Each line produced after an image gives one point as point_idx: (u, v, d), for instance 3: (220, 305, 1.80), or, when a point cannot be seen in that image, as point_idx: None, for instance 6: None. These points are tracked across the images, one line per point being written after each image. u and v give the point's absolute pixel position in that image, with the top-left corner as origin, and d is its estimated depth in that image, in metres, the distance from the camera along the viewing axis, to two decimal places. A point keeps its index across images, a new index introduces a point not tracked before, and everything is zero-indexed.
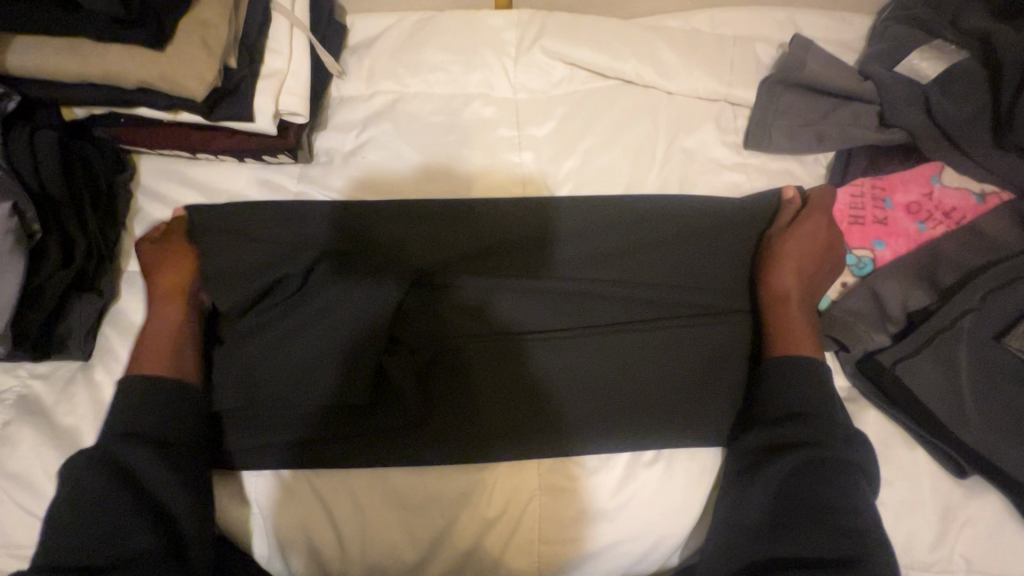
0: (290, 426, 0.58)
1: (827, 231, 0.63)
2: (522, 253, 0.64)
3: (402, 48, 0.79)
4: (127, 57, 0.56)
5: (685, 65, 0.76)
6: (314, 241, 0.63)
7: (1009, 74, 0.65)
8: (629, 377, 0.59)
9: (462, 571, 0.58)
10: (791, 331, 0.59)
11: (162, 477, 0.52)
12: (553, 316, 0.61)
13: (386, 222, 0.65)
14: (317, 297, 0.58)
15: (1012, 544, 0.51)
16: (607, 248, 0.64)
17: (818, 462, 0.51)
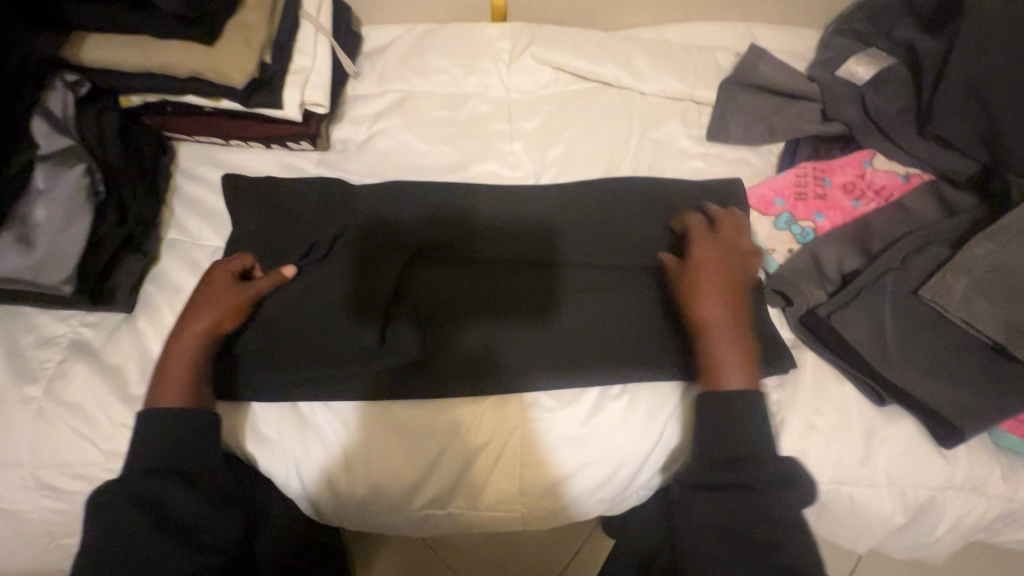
0: (302, 365, 0.65)
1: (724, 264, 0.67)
2: (511, 227, 0.74)
3: (410, 53, 0.91)
4: (184, 51, 0.68)
5: (655, 70, 0.88)
6: (334, 224, 0.72)
7: (928, 74, 0.76)
8: (603, 338, 0.68)
9: (456, 491, 0.67)
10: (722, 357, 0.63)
11: (184, 509, 0.56)
12: (540, 279, 0.71)
13: (393, 200, 0.75)
14: (331, 262, 0.69)
15: (922, 458, 0.62)
16: (586, 223, 0.74)
17: (746, 473, 0.58)
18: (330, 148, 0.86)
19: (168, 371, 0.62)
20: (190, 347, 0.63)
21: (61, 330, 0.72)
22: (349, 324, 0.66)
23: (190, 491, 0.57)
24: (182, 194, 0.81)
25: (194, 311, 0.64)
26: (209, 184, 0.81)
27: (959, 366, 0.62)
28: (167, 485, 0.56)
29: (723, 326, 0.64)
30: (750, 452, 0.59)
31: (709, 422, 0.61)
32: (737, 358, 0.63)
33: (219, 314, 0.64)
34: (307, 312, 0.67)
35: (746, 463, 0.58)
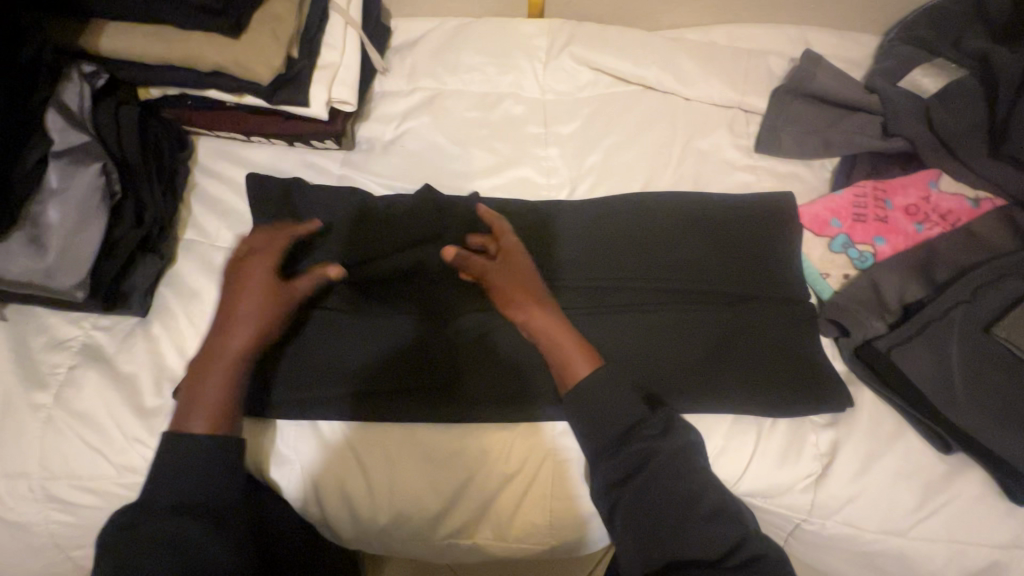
0: (334, 382, 0.63)
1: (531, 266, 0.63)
2: (535, 240, 0.70)
3: (442, 49, 0.87)
4: (207, 43, 0.64)
5: (702, 74, 0.82)
6: (335, 236, 0.68)
7: (1004, 90, 0.71)
8: (635, 359, 0.63)
9: (482, 520, 0.63)
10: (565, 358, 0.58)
11: (209, 549, 0.50)
12: (571, 300, 0.66)
13: (414, 205, 0.70)
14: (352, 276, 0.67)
15: (986, 513, 0.57)
16: (619, 238, 0.69)
17: (661, 461, 0.53)
18: (354, 147, 0.81)
19: (205, 383, 0.57)
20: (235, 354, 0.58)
21: (72, 333, 0.68)
22: (359, 339, 0.65)
23: (208, 523, 0.51)
24: (201, 192, 0.77)
25: (234, 310, 0.59)
26: (229, 182, 0.77)
27: None
28: (193, 519, 0.51)
29: (553, 320, 0.59)
30: (661, 442, 0.54)
31: (595, 428, 0.55)
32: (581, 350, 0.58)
33: (257, 309, 0.60)
34: (320, 321, 0.65)
35: (669, 451, 0.53)
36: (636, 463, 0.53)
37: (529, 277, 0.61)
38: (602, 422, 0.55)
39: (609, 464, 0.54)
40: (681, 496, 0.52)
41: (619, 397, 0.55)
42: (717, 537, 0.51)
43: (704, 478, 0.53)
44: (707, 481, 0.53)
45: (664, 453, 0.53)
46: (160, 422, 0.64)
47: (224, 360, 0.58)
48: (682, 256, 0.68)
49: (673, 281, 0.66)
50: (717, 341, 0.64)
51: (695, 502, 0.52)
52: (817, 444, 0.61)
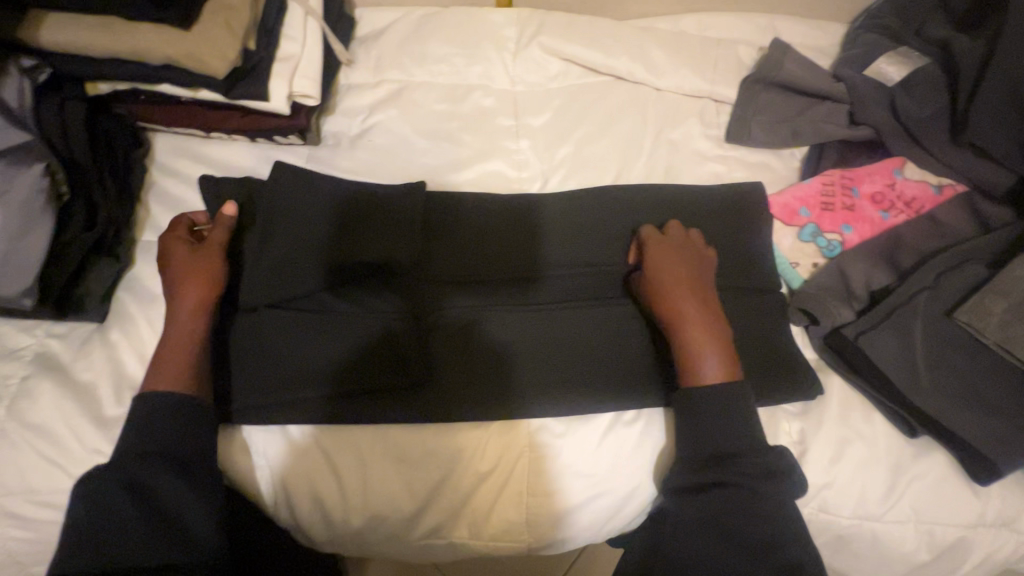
0: (298, 387, 0.60)
1: (684, 268, 0.62)
2: (505, 236, 0.69)
3: (409, 39, 0.84)
4: (157, 35, 0.61)
5: (672, 64, 0.82)
6: (309, 235, 0.64)
7: (964, 79, 0.71)
8: (610, 356, 0.63)
9: (458, 521, 0.62)
10: (695, 353, 0.59)
11: (179, 504, 0.53)
12: (541, 296, 0.66)
13: (381, 199, 0.67)
14: (310, 277, 0.62)
15: (953, 493, 0.58)
16: (590, 233, 0.69)
17: (737, 491, 0.53)
18: (320, 142, 0.79)
19: (162, 357, 0.59)
20: (187, 324, 0.60)
21: (26, 342, 0.65)
22: (323, 339, 0.61)
23: (184, 480, 0.54)
24: (159, 191, 0.74)
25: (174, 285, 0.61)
26: (189, 181, 0.74)
27: (994, 394, 0.58)
28: (168, 474, 0.53)
29: (695, 318, 0.60)
30: (741, 467, 0.54)
31: (693, 440, 0.57)
32: (717, 345, 0.59)
33: (192, 278, 0.61)
34: (278, 322, 0.62)
35: (748, 483, 0.54)
36: (710, 493, 0.54)
37: (673, 278, 0.61)
38: (709, 435, 0.56)
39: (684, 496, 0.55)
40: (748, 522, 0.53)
41: (720, 420, 0.56)
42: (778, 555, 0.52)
43: (780, 511, 0.53)
44: (780, 515, 0.53)
45: (747, 488, 0.54)
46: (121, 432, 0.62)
47: (175, 332, 0.60)
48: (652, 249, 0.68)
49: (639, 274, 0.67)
50: None
51: (759, 534, 0.52)
52: (790, 432, 0.61)
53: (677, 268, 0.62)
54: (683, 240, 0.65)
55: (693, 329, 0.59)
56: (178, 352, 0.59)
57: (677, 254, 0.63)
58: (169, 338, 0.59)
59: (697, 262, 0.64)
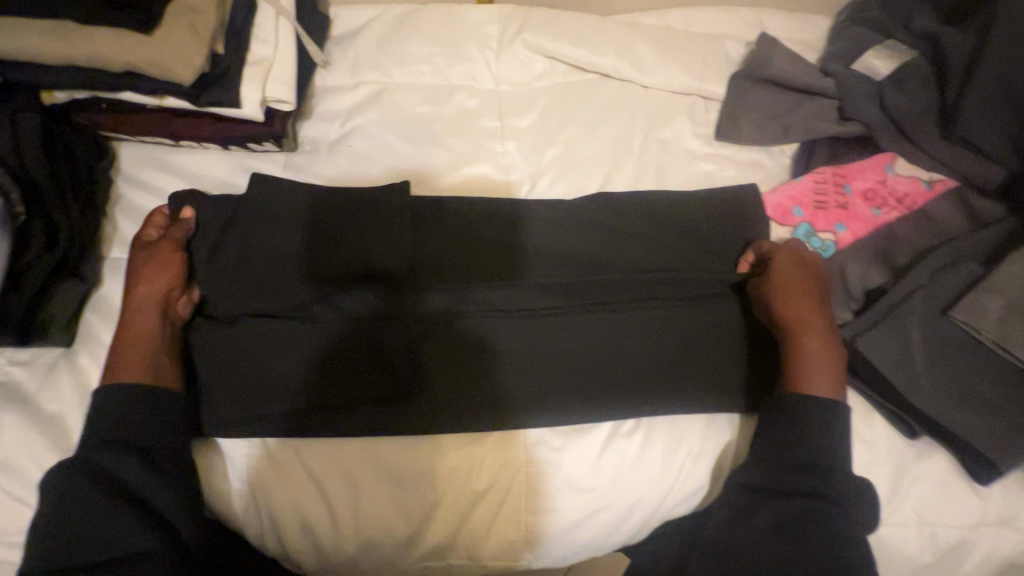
0: (281, 398, 0.59)
1: (807, 286, 0.62)
2: (497, 239, 0.67)
3: (387, 38, 0.81)
4: (114, 41, 0.57)
5: (660, 61, 0.80)
6: (288, 249, 0.61)
7: (954, 72, 0.70)
8: (606, 362, 0.62)
9: (453, 545, 0.59)
10: (811, 369, 0.59)
11: (173, 509, 0.53)
12: (534, 300, 0.64)
13: (365, 200, 0.63)
14: (288, 288, 0.60)
15: (956, 495, 0.57)
16: (584, 235, 0.67)
17: (822, 507, 0.54)
18: (298, 148, 0.75)
19: (125, 351, 0.58)
20: (144, 323, 0.59)
21: None
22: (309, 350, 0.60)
23: (146, 467, 0.53)
24: (127, 205, 0.70)
25: (135, 281, 0.61)
26: (159, 193, 0.71)
27: (995, 393, 0.58)
28: (165, 480, 0.54)
29: (817, 336, 0.60)
30: (824, 480, 0.55)
31: (779, 451, 0.57)
32: (829, 366, 0.59)
33: (153, 275, 0.61)
34: (261, 333, 0.60)
35: (837, 501, 0.54)
36: (791, 504, 0.54)
37: (798, 295, 0.61)
38: (790, 442, 0.57)
39: (763, 508, 0.55)
40: (824, 542, 0.52)
41: (814, 431, 0.56)
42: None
43: (847, 526, 0.53)
44: (859, 538, 0.53)
45: (835, 504, 0.54)
46: None
47: (131, 325, 0.60)
48: (641, 250, 0.67)
49: (632, 279, 0.65)
50: (685, 345, 0.63)
51: (839, 557, 0.51)
52: None
53: (801, 287, 0.62)
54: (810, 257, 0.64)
55: (810, 346, 0.60)
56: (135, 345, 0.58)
57: (801, 271, 0.63)
58: (134, 330, 0.59)
59: (815, 282, 0.63)
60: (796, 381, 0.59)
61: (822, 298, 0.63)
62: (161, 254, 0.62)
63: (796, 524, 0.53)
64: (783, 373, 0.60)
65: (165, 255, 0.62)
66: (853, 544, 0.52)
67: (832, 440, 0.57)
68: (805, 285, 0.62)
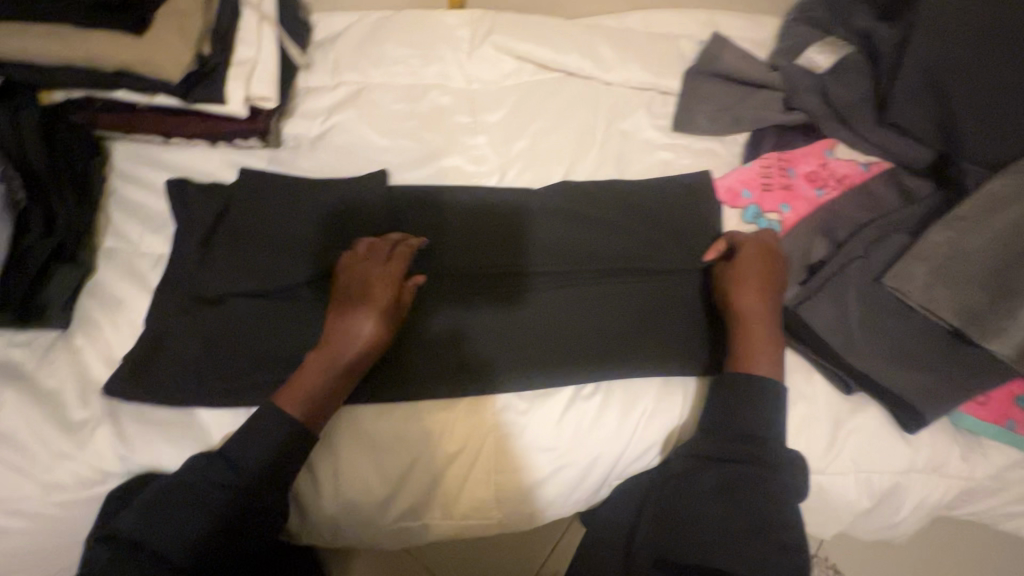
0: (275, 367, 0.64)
1: (763, 274, 0.65)
2: (489, 223, 0.72)
3: (365, 42, 0.87)
4: (109, 42, 0.62)
5: (620, 59, 0.86)
6: (296, 237, 0.69)
7: (885, 64, 0.77)
8: (578, 334, 0.67)
9: (428, 504, 0.64)
10: (754, 350, 0.63)
11: (222, 502, 0.55)
12: (517, 277, 0.69)
13: (368, 191, 0.71)
14: (294, 269, 0.67)
15: (886, 444, 0.63)
16: (566, 219, 0.73)
17: (762, 470, 0.58)
18: (281, 145, 0.80)
19: (305, 379, 0.59)
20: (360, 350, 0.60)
21: None
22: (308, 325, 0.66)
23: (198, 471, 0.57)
24: (120, 198, 0.74)
25: (363, 300, 0.61)
26: (151, 186, 0.75)
27: (922, 352, 0.63)
28: (208, 469, 0.57)
29: (764, 322, 0.64)
30: (767, 450, 0.58)
31: (728, 419, 0.61)
32: (773, 351, 0.63)
33: (384, 295, 0.61)
34: (260, 309, 0.66)
35: (778, 466, 0.58)
36: (734, 472, 0.58)
37: (754, 284, 0.64)
38: (736, 404, 0.61)
39: (708, 471, 0.59)
40: (759, 504, 0.56)
41: (753, 399, 0.60)
42: (769, 544, 0.54)
43: (783, 490, 0.57)
44: (794, 501, 0.57)
45: (774, 469, 0.58)
46: (89, 436, 0.62)
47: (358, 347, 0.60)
48: (608, 229, 0.72)
49: (599, 259, 0.70)
50: (641, 315, 0.69)
51: (773, 519, 0.55)
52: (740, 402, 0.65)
53: (759, 275, 0.65)
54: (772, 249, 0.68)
55: (762, 331, 0.64)
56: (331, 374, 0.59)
57: (765, 264, 0.66)
58: (353, 356, 0.60)
59: (774, 272, 0.66)
60: (743, 360, 0.63)
61: (779, 288, 0.66)
62: (385, 276, 0.62)
63: (741, 490, 0.57)
64: (733, 351, 0.64)
65: (391, 277, 0.62)
66: (786, 509, 0.56)
67: (777, 410, 0.60)
68: (764, 274, 0.66)
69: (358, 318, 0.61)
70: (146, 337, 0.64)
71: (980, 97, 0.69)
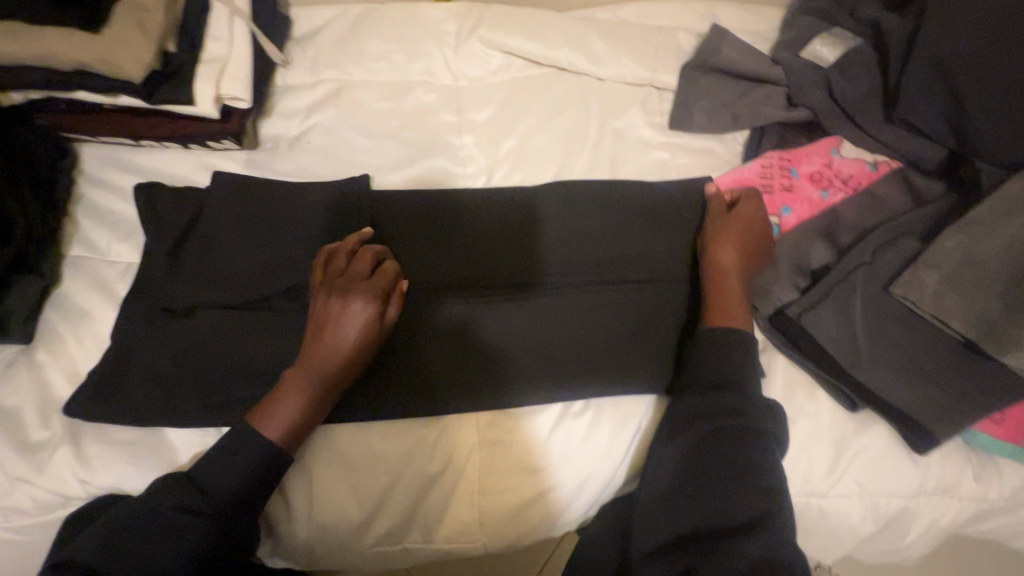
0: (253, 383, 0.61)
1: (735, 225, 0.64)
2: (485, 226, 0.68)
3: (346, 38, 0.82)
4: (64, 40, 0.59)
5: (614, 54, 0.82)
6: (280, 245, 0.65)
7: (896, 57, 0.73)
8: (576, 344, 0.63)
9: (408, 527, 0.61)
10: (726, 304, 0.61)
11: (179, 523, 0.51)
12: (512, 282, 0.66)
13: (356, 194, 0.68)
14: (282, 279, 0.64)
15: (893, 463, 0.60)
16: (563, 224, 0.69)
17: (738, 435, 0.54)
18: (258, 146, 0.77)
19: (279, 399, 0.55)
20: (336, 368, 0.56)
21: None
22: (288, 338, 0.62)
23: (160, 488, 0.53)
24: (87, 204, 0.71)
25: (341, 311, 0.57)
26: (120, 191, 0.72)
27: (933, 365, 0.59)
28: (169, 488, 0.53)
29: (736, 271, 0.62)
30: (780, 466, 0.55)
31: None
32: (743, 303, 0.61)
33: (361, 308, 0.57)
34: (237, 320, 0.63)
35: (748, 421, 0.54)
36: None
37: (724, 232, 0.64)
38: (705, 364, 0.58)
39: (672, 439, 0.56)
40: (728, 468, 0.52)
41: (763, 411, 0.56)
42: (741, 511, 0.50)
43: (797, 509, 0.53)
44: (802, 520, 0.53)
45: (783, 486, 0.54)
46: (49, 457, 0.58)
47: (337, 365, 0.56)
48: (605, 232, 0.68)
49: (594, 266, 0.67)
50: (638, 326, 0.65)
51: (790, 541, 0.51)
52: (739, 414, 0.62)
53: (732, 225, 0.64)
54: (753, 203, 0.66)
55: (733, 281, 0.62)
56: (307, 394, 0.56)
57: (739, 216, 0.65)
58: (330, 372, 0.56)
59: (750, 225, 0.64)
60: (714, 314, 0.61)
61: (755, 242, 0.64)
62: (363, 287, 0.58)
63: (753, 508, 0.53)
64: (707, 306, 0.62)
65: (369, 288, 0.58)
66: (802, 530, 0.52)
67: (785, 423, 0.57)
68: (739, 225, 0.64)
69: (334, 332, 0.56)
70: (110, 351, 0.61)
71: (996, 93, 0.64)
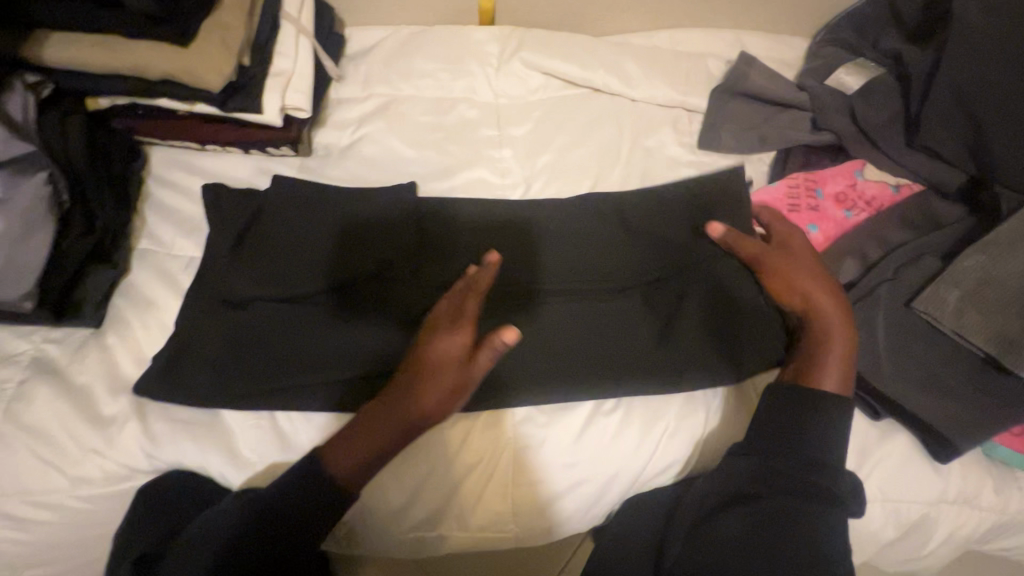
0: (297, 371, 0.64)
1: (804, 271, 0.65)
2: (514, 236, 0.72)
3: (396, 56, 0.89)
4: (154, 52, 0.65)
5: (647, 77, 0.87)
6: (323, 244, 0.69)
7: (916, 86, 0.76)
8: (601, 350, 0.66)
9: (445, 516, 0.64)
10: (828, 363, 0.61)
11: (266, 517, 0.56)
12: (538, 292, 0.69)
13: (400, 200, 0.72)
14: (321, 278, 0.67)
15: (914, 472, 0.62)
16: (593, 235, 0.72)
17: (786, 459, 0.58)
18: (312, 152, 0.82)
19: (362, 428, 0.58)
20: (427, 412, 0.58)
21: (23, 346, 0.67)
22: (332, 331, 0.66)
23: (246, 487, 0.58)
24: (155, 202, 0.77)
25: (441, 359, 0.58)
26: (186, 191, 0.78)
27: (952, 378, 0.62)
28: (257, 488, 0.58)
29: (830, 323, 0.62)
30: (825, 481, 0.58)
31: (778, 441, 0.60)
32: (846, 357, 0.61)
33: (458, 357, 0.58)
34: (284, 314, 0.67)
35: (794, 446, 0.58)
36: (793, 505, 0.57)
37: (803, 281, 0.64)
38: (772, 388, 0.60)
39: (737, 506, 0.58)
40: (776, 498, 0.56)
41: (815, 428, 0.59)
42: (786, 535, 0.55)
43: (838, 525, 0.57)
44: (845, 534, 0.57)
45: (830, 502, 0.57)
46: (117, 432, 0.63)
47: (431, 409, 0.58)
48: (632, 242, 0.71)
49: (622, 275, 0.70)
50: (663, 334, 0.67)
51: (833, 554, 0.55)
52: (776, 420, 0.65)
53: (803, 272, 0.65)
54: (803, 245, 0.67)
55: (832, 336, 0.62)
56: (388, 430, 0.58)
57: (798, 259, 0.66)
58: (420, 412, 0.58)
59: (814, 268, 0.66)
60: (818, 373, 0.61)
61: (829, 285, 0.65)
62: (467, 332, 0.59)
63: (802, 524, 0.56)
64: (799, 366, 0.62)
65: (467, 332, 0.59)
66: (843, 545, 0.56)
67: (834, 435, 0.59)
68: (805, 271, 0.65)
69: (428, 375, 0.58)
70: (176, 337, 0.66)
71: (1013, 124, 0.68)
